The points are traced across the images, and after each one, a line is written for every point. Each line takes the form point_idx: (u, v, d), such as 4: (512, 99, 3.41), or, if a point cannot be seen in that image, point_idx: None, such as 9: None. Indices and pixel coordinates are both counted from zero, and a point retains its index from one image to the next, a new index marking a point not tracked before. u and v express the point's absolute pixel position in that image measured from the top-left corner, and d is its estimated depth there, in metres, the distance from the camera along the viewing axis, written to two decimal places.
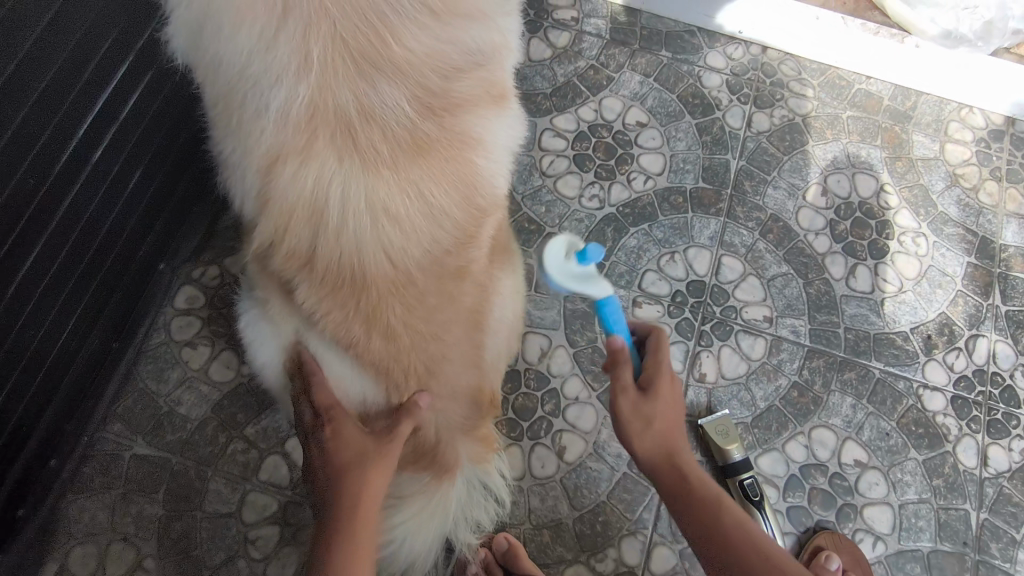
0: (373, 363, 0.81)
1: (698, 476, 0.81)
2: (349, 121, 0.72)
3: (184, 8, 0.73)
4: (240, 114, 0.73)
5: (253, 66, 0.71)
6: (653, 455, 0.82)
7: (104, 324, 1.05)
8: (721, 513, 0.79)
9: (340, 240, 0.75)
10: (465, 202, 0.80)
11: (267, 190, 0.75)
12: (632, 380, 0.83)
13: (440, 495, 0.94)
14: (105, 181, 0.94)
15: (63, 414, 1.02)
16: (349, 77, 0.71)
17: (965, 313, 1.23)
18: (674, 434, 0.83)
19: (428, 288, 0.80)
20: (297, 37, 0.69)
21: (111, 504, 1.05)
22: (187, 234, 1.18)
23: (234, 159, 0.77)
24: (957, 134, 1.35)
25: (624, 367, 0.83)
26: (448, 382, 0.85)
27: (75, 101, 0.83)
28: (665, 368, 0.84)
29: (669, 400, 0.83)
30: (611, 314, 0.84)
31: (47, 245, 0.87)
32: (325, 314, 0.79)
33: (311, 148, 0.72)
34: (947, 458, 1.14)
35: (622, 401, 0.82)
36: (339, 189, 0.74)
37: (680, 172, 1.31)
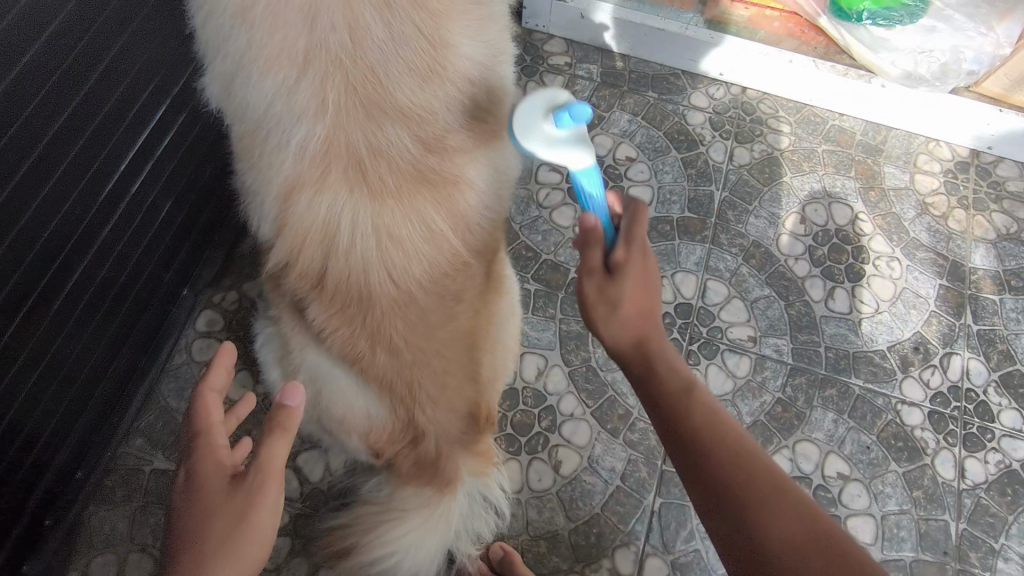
0: (377, 377, 0.90)
1: (666, 369, 0.71)
2: (360, 156, 0.81)
3: (215, 59, 0.81)
4: (263, 148, 0.82)
5: (276, 108, 0.79)
6: (621, 340, 0.72)
7: (132, 344, 1.13)
8: (690, 399, 0.70)
9: (349, 260, 0.84)
10: (461, 233, 0.89)
11: (286, 214, 0.84)
12: (599, 263, 0.72)
13: (443, 507, 1.01)
14: (140, 213, 1.04)
15: (92, 428, 1.09)
16: (361, 120, 0.80)
17: (939, 332, 1.30)
18: (648, 318, 0.72)
19: (428, 307, 0.88)
20: (315, 83, 0.77)
21: (132, 515, 1.11)
22: (208, 261, 1.27)
23: (257, 187, 0.86)
24: (926, 166, 1.45)
25: (596, 248, 0.72)
26: (448, 398, 0.93)
27: (118, 141, 0.94)
28: (639, 244, 0.72)
29: (637, 279, 0.71)
30: (584, 186, 0.77)
31: (86, 270, 0.97)
32: (335, 329, 0.88)
33: (325, 179, 0.81)
34: (926, 470, 1.20)
35: (586, 282, 0.72)
36: (349, 215, 0.82)
37: (667, 203, 1.41)
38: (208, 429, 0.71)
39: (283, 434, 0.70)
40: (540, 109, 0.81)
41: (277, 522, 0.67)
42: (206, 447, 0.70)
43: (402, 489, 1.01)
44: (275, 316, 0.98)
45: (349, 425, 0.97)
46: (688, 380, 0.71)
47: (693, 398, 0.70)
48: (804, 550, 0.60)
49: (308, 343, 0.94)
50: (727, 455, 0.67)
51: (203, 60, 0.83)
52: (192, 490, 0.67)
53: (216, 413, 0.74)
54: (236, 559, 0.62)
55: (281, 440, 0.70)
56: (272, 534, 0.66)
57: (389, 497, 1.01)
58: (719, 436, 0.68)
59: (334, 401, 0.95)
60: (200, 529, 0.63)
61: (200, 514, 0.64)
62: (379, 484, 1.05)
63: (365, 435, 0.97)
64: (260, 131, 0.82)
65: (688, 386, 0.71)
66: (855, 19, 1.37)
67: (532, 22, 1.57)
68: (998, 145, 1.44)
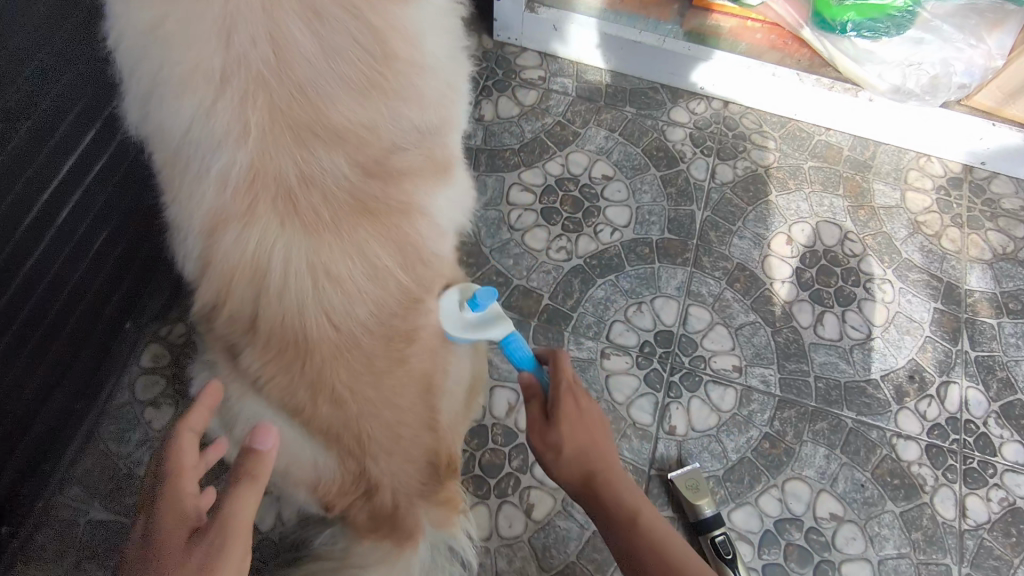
0: (322, 428, 0.81)
1: (611, 499, 0.79)
2: (291, 186, 0.74)
3: (130, 81, 0.75)
4: (184, 177, 0.75)
5: (195, 133, 0.72)
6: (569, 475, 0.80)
7: (67, 386, 1.05)
8: (635, 529, 0.78)
9: (282, 302, 0.76)
10: (410, 270, 0.81)
11: (212, 251, 0.76)
12: (539, 415, 0.82)
13: (402, 564, 0.92)
14: (71, 242, 0.97)
15: (20, 477, 1.00)
16: (290, 145, 0.73)
17: (935, 359, 1.23)
18: (588, 453, 0.80)
19: (375, 352, 0.80)
20: (236, 104, 0.70)
21: (63, 574, 1.02)
22: (153, 293, 1.19)
23: (180, 221, 0.78)
24: (917, 182, 1.39)
25: (534, 402, 0.84)
26: (401, 449, 0.85)
27: (40, 165, 0.89)
28: (564, 385, 0.82)
29: (578, 425, 0.80)
30: (514, 350, 0.86)
31: (7, 306, 0.89)
32: (271, 377, 0.79)
33: (252, 212, 0.74)
34: (925, 509, 1.12)
35: (532, 437, 0.81)
36: (281, 252, 0.74)
37: (646, 224, 1.33)
38: (177, 472, 0.63)
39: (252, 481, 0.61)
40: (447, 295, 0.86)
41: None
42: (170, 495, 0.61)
43: (358, 543, 0.92)
44: (212, 359, 0.89)
45: (295, 477, 0.89)
46: (631, 507, 0.79)
47: (638, 523, 0.78)
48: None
49: (247, 389, 0.85)
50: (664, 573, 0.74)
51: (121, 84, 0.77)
52: (149, 549, 0.56)
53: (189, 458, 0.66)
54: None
55: (249, 489, 0.61)
56: None
57: (344, 553, 0.92)
58: (654, 548, 0.76)
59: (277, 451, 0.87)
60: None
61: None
62: (334, 536, 0.95)
63: (312, 488, 0.89)
64: (182, 158, 0.75)
65: (633, 514, 0.79)
66: (839, 31, 1.30)
67: (503, 35, 1.50)
68: (991, 160, 1.37)
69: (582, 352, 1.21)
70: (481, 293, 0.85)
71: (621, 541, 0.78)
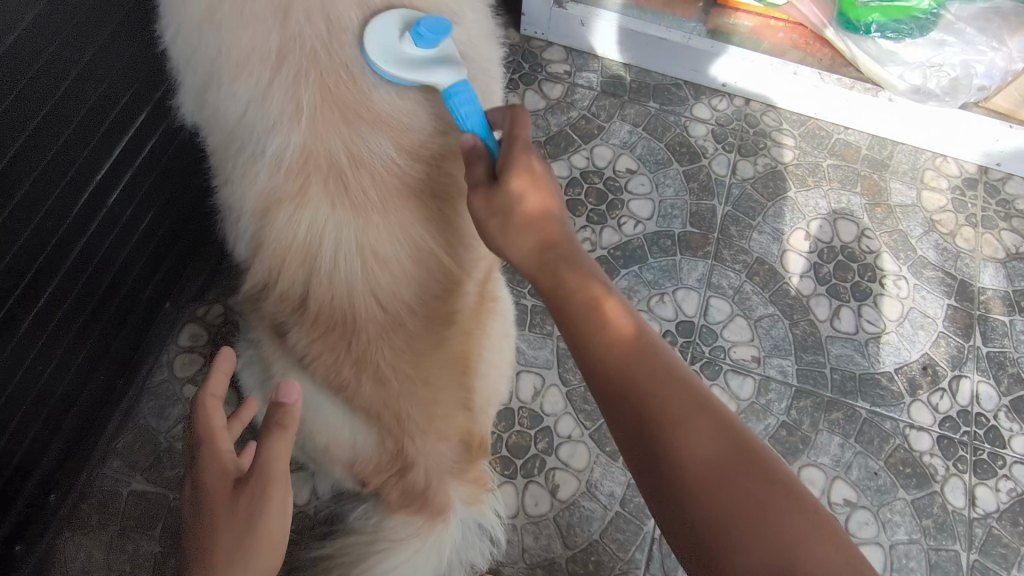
0: (363, 408, 0.85)
1: (574, 276, 0.64)
2: (341, 166, 0.76)
3: (189, 71, 0.79)
4: (239, 160, 0.79)
5: (251, 117, 0.75)
6: (517, 249, 0.66)
7: (110, 363, 1.11)
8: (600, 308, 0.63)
9: (332, 282, 0.80)
10: (450, 251, 0.85)
11: (264, 233, 0.80)
12: (485, 176, 0.68)
13: (435, 537, 0.97)
14: (119, 224, 1.02)
15: (67, 449, 1.06)
16: (340, 126, 0.75)
17: (948, 354, 1.27)
18: (548, 220, 0.66)
19: (417, 332, 0.84)
20: (290, 85, 0.73)
21: (110, 541, 1.08)
22: (193, 275, 1.25)
23: (234, 204, 0.83)
24: (933, 182, 1.42)
25: (479, 165, 0.68)
26: (438, 428, 0.89)
27: (93, 150, 0.92)
28: (522, 142, 0.68)
29: (529, 176, 0.66)
30: (458, 105, 0.71)
31: (59, 285, 0.94)
32: (318, 356, 0.83)
33: (304, 192, 0.77)
34: (935, 498, 1.16)
35: (473, 200, 0.67)
36: (330, 232, 0.78)
37: (669, 217, 1.37)
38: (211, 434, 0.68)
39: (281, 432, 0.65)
40: (396, 31, 0.74)
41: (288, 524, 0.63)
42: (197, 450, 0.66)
43: (391, 518, 0.96)
44: (255, 337, 0.92)
45: (334, 453, 0.93)
46: (599, 285, 0.64)
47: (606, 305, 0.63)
48: (722, 478, 0.53)
49: (291, 369, 0.89)
50: (631, 355, 0.61)
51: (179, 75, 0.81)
52: (197, 501, 0.63)
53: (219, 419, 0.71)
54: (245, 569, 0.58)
55: (281, 439, 0.65)
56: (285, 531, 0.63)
57: (377, 527, 0.97)
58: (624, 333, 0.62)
59: (318, 428, 0.91)
60: (209, 536, 0.58)
61: (204, 524, 0.60)
62: (366, 511, 1.00)
63: (351, 464, 0.93)
64: (237, 141, 0.79)
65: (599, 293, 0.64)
66: (863, 31, 1.33)
67: (530, 29, 1.53)
68: (1007, 162, 1.41)
69: None
70: (426, 22, 0.70)
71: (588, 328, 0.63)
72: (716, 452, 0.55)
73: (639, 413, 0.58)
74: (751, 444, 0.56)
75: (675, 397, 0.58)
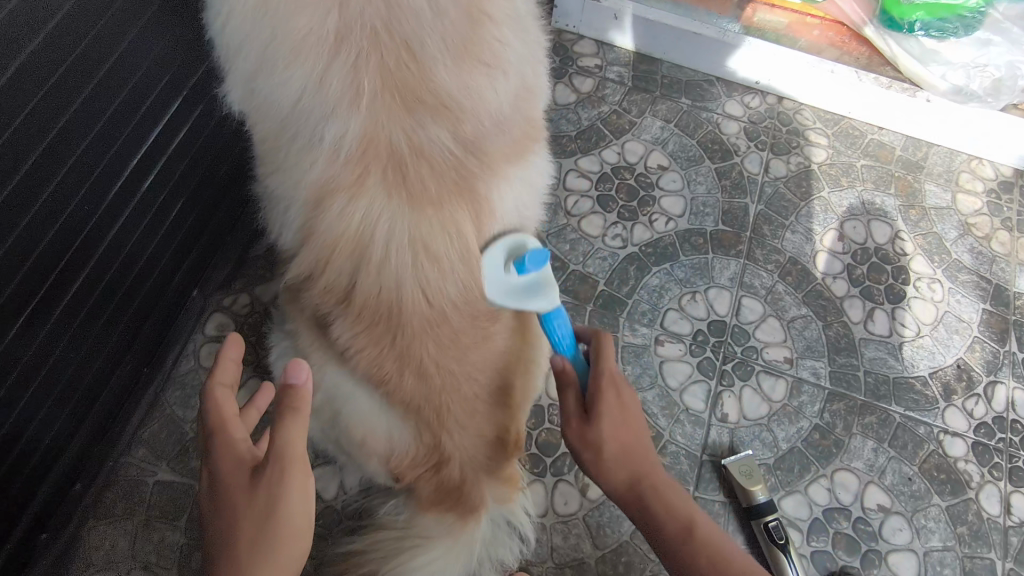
0: (403, 402, 0.85)
1: (659, 503, 0.79)
2: (399, 155, 0.76)
3: (236, 53, 0.76)
4: (293, 148, 0.78)
5: (307, 103, 0.74)
6: (613, 483, 0.81)
7: (138, 351, 1.11)
8: (686, 534, 0.77)
9: (382, 274, 0.78)
10: (501, 244, 0.84)
11: (314, 223, 0.79)
12: (576, 407, 0.83)
13: (466, 535, 0.95)
14: (150, 211, 1.01)
15: (93, 436, 1.06)
16: (399, 115, 0.75)
17: (983, 359, 1.25)
18: (633, 452, 0.81)
19: (462, 329, 0.82)
20: (349, 71, 0.72)
21: (134, 531, 1.07)
22: (221, 264, 1.25)
23: (284, 192, 0.81)
24: (968, 185, 1.40)
25: (569, 391, 0.84)
26: (477, 424, 0.89)
27: (129, 136, 0.90)
28: (607, 374, 0.82)
29: (615, 421, 0.80)
30: (555, 327, 0.85)
31: (90, 274, 0.93)
32: (360, 349, 0.82)
33: (361, 182, 0.76)
34: (970, 505, 1.14)
35: (568, 430, 0.83)
36: (386, 223, 0.77)
37: (701, 215, 1.35)
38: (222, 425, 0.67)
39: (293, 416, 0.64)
40: (502, 258, 0.83)
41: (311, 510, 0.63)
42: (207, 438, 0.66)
43: (422, 515, 0.95)
44: (292, 329, 0.94)
45: (369, 448, 0.92)
46: (683, 511, 0.79)
47: (686, 527, 0.77)
48: None
49: (329, 361, 0.89)
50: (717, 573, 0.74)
51: (223, 60, 0.78)
52: (216, 492, 0.63)
53: (229, 406, 0.70)
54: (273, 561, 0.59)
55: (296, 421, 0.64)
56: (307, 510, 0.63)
57: (408, 523, 0.95)
58: (709, 553, 0.76)
59: (353, 422, 0.90)
60: (232, 531, 0.60)
61: (226, 518, 0.61)
62: (397, 506, 0.99)
63: (385, 460, 0.92)
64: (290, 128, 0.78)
65: (681, 519, 0.78)
66: (907, 30, 1.34)
67: (562, 22, 1.52)
68: None
69: (637, 338, 1.24)
70: (533, 256, 0.83)
71: (675, 547, 0.77)
72: None
73: None
74: None
75: None
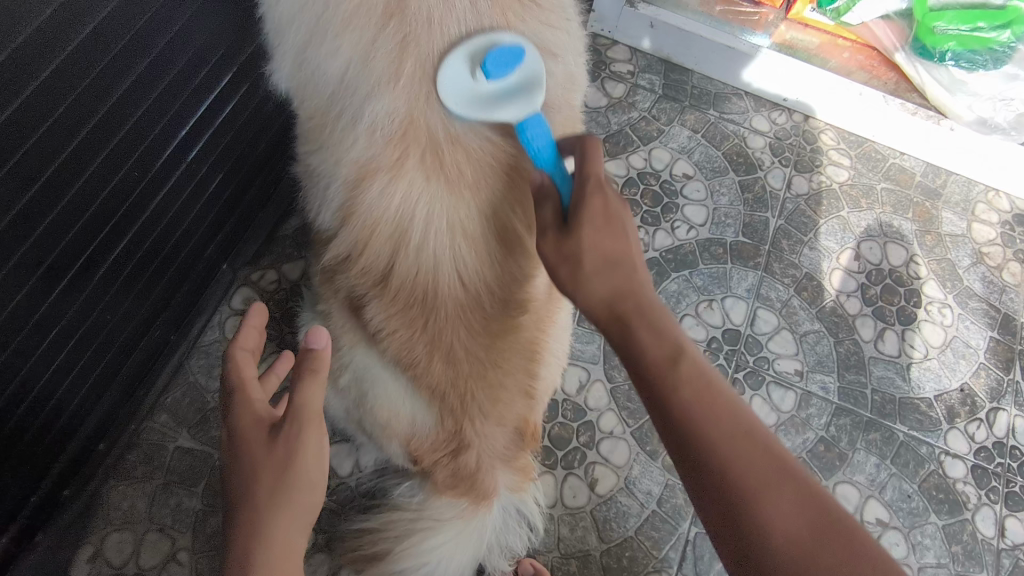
0: (429, 386, 0.88)
1: (647, 337, 0.63)
2: (439, 138, 0.77)
3: (289, 32, 0.79)
4: (336, 126, 0.79)
5: (352, 78, 0.76)
6: (592, 305, 0.66)
7: (168, 318, 1.13)
8: (678, 370, 0.62)
9: (419, 257, 0.82)
10: (531, 234, 0.86)
11: (355, 203, 0.81)
12: (555, 219, 0.67)
13: (477, 520, 0.98)
14: (193, 181, 1.03)
15: (118, 399, 1.08)
16: (441, 98, 0.76)
17: (987, 386, 1.28)
18: (616, 273, 0.65)
19: (494, 315, 0.87)
20: (393, 48, 0.74)
21: (152, 494, 1.09)
22: (250, 238, 1.27)
23: (324, 171, 0.83)
24: (984, 215, 1.43)
25: (547, 204, 0.68)
26: (498, 413, 0.91)
27: (181, 106, 0.92)
28: (592, 178, 0.66)
29: (597, 230, 0.65)
30: (531, 137, 0.71)
31: (134, 237, 0.95)
32: (393, 330, 0.86)
33: (401, 165, 0.78)
34: (966, 525, 1.17)
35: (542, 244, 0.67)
36: (424, 207, 0.80)
37: (722, 225, 1.38)
38: (241, 387, 0.70)
39: (311, 376, 0.67)
40: (465, 64, 0.73)
41: (326, 465, 0.64)
42: (240, 405, 0.68)
43: (436, 498, 0.96)
44: (326, 309, 0.96)
45: (393, 428, 0.94)
46: (675, 346, 0.63)
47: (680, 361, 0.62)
48: (805, 550, 0.53)
49: (359, 342, 0.92)
50: (706, 411, 0.59)
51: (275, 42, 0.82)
52: (236, 449, 0.64)
53: (250, 371, 0.73)
54: (292, 512, 0.60)
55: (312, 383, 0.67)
56: (323, 472, 0.64)
57: (422, 505, 0.97)
58: (701, 387, 0.61)
59: (378, 402, 0.93)
60: (251, 480, 0.60)
61: (245, 468, 0.62)
62: (412, 488, 1.01)
63: (406, 441, 0.94)
64: (333, 106, 0.80)
65: (675, 354, 0.63)
66: (937, 59, 1.35)
67: (597, 26, 1.54)
68: None
69: None
70: (492, 58, 0.71)
71: (660, 386, 0.61)
72: (796, 524, 0.54)
73: (715, 484, 0.57)
74: (839, 516, 0.55)
75: (755, 467, 0.56)
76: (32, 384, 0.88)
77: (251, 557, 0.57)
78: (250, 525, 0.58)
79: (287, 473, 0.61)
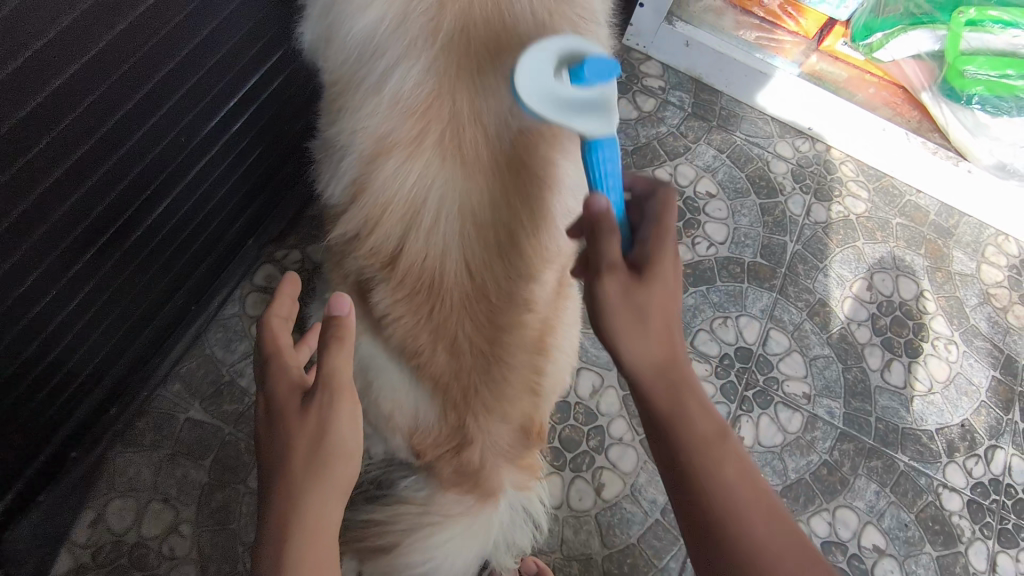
0: (432, 377, 0.88)
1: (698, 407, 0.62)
2: (459, 120, 0.81)
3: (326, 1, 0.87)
4: (360, 94, 0.84)
5: (382, 35, 0.81)
6: (645, 364, 0.61)
7: (190, 288, 1.13)
8: (722, 449, 0.62)
9: (429, 239, 0.83)
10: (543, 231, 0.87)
11: (370, 176, 0.84)
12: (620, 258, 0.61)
13: (484, 517, 0.98)
14: (234, 151, 1.04)
15: (133, 364, 1.08)
16: (465, 78, 0.80)
17: (987, 423, 1.31)
18: (674, 339, 0.62)
19: (499, 308, 0.87)
20: (425, 20, 0.80)
21: (159, 463, 1.09)
22: (277, 217, 1.27)
23: (342, 143, 0.86)
24: (993, 257, 1.47)
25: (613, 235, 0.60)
26: (501, 409, 0.90)
27: (232, 78, 0.93)
28: (665, 231, 0.64)
29: (664, 284, 0.61)
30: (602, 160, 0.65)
31: (168, 206, 0.96)
32: (399, 317, 0.86)
33: (419, 141, 0.81)
34: (959, 558, 1.19)
35: (609, 285, 0.60)
36: (438, 188, 0.82)
37: (741, 245, 1.40)
38: (274, 353, 0.70)
39: (339, 343, 0.65)
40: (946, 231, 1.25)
41: (362, 437, 0.64)
42: (279, 370, 0.68)
43: (442, 495, 0.96)
44: None
45: None
46: (719, 425, 0.63)
47: (724, 439, 0.62)
48: None
49: (364, 331, 0.91)
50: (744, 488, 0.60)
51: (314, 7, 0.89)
52: (270, 417, 0.65)
53: (285, 339, 0.73)
54: (325, 486, 0.61)
55: (340, 350, 0.65)
56: (359, 444, 0.64)
57: (428, 501, 0.96)
58: (743, 471, 0.62)
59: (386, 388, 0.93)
60: (285, 455, 0.61)
61: (281, 443, 0.62)
62: (416, 482, 0.99)
63: (408, 435, 0.93)
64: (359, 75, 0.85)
65: (720, 432, 0.63)
66: (964, 102, 1.37)
67: (633, 40, 1.58)
68: None
69: None
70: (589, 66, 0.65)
71: (701, 457, 0.61)
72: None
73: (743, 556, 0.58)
74: None
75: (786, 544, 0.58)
76: (57, 341, 0.88)
77: (288, 539, 0.58)
78: (285, 499, 0.59)
79: (320, 447, 0.61)
